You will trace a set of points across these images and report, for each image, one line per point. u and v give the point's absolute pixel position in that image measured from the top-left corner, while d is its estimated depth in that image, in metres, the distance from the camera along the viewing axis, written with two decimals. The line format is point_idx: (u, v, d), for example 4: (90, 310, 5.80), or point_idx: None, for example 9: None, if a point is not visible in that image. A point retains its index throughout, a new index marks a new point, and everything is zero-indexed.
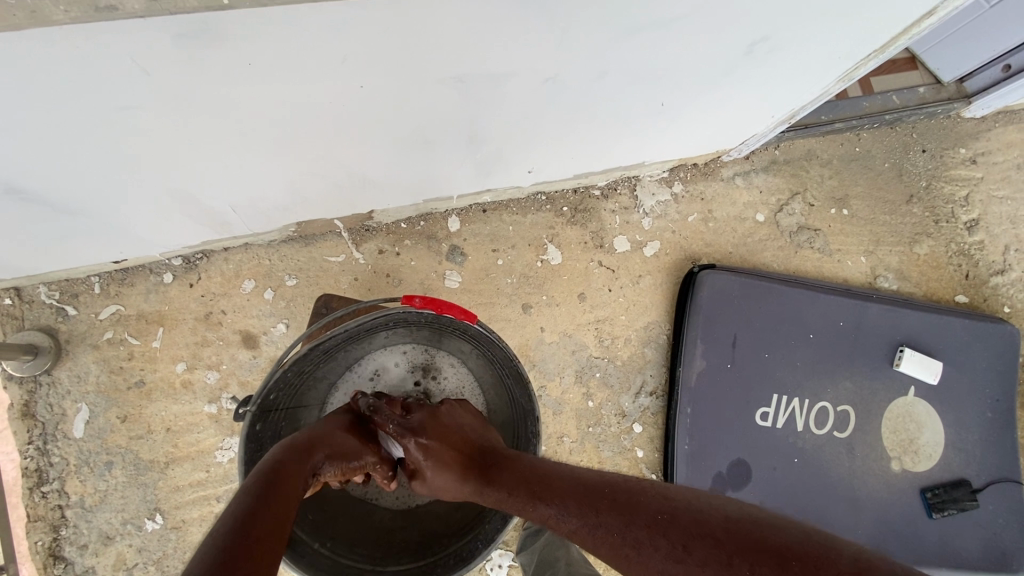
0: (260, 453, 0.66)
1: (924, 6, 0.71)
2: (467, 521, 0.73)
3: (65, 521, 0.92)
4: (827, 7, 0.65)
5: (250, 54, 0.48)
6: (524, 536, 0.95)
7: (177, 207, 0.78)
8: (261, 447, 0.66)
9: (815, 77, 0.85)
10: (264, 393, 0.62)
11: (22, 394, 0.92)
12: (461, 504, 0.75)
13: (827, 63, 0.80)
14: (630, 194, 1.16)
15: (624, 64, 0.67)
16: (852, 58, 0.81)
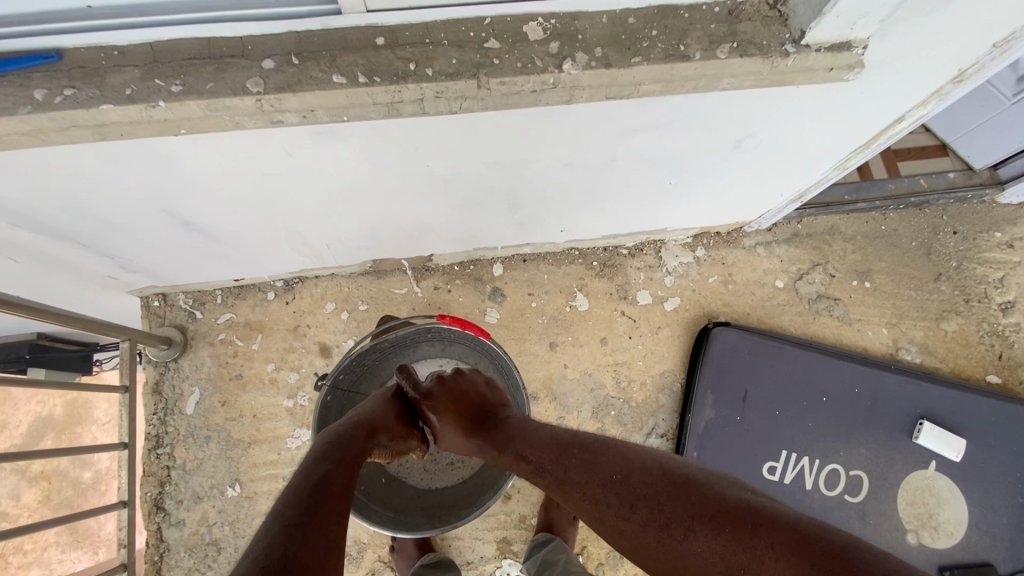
0: (326, 418, 0.86)
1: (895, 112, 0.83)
2: (476, 491, 0.85)
3: (169, 479, 1.15)
4: (803, 117, 0.80)
5: (350, 148, 0.71)
6: (531, 548, 1.08)
7: (287, 241, 1.04)
8: (326, 415, 0.86)
9: (811, 164, 0.98)
10: (337, 371, 0.83)
11: (155, 374, 1.19)
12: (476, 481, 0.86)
13: (817, 154, 0.94)
14: (655, 255, 1.31)
15: (632, 154, 0.85)
16: (840, 151, 0.95)
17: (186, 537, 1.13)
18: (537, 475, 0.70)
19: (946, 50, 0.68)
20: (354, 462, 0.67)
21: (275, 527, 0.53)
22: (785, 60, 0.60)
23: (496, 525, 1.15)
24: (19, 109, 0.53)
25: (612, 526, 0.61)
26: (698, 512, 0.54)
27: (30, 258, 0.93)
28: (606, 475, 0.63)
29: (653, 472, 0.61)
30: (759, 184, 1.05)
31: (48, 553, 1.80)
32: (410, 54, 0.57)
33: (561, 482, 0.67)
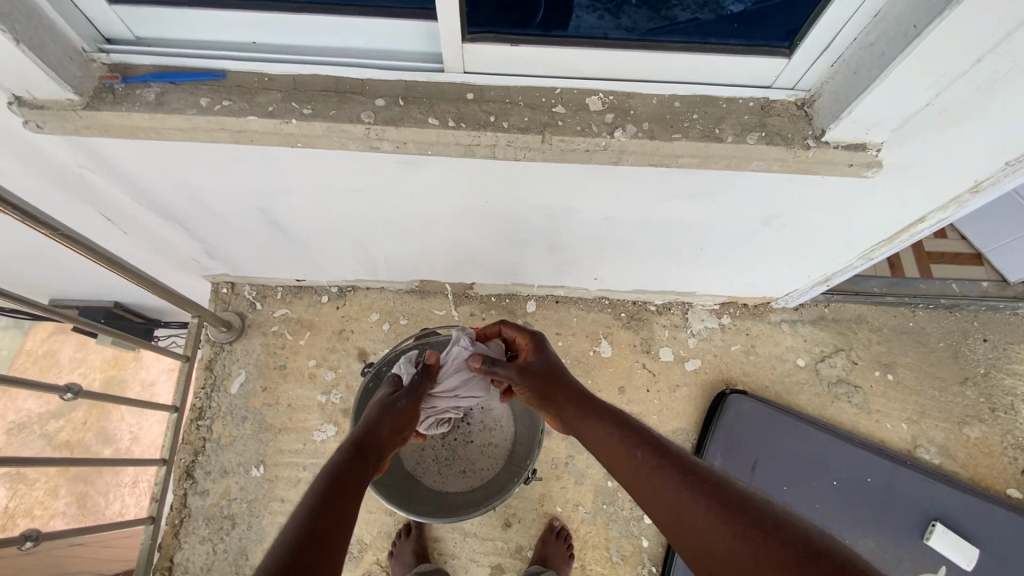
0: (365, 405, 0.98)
1: (917, 211, 0.91)
2: (480, 500, 0.90)
3: (203, 449, 1.25)
4: (828, 204, 0.88)
5: (426, 178, 0.84)
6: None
7: (351, 251, 1.17)
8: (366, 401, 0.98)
9: (837, 249, 1.06)
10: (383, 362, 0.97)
11: (211, 353, 1.32)
12: (482, 491, 0.92)
13: (842, 240, 1.02)
14: (682, 315, 1.38)
15: (667, 216, 0.95)
16: (865, 241, 1.02)
17: (207, 507, 1.21)
18: (616, 459, 0.67)
19: (960, 164, 0.77)
20: (378, 451, 0.73)
21: (308, 508, 0.60)
22: (807, 152, 0.70)
23: (492, 550, 1.19)
24: (186, 110, 0.68)
25: (686, 530, 0.57)
26: (800, 561, 0.49)
27: (138, 232, 1.09)
28: (707, 484, 0.59)
29: (761, 504, 0.56)
30: (786, 261, 1.12)
31: (54, 522, 1.77)
32: (492, 107, 0.69)
33: (646, 472, 0.63)
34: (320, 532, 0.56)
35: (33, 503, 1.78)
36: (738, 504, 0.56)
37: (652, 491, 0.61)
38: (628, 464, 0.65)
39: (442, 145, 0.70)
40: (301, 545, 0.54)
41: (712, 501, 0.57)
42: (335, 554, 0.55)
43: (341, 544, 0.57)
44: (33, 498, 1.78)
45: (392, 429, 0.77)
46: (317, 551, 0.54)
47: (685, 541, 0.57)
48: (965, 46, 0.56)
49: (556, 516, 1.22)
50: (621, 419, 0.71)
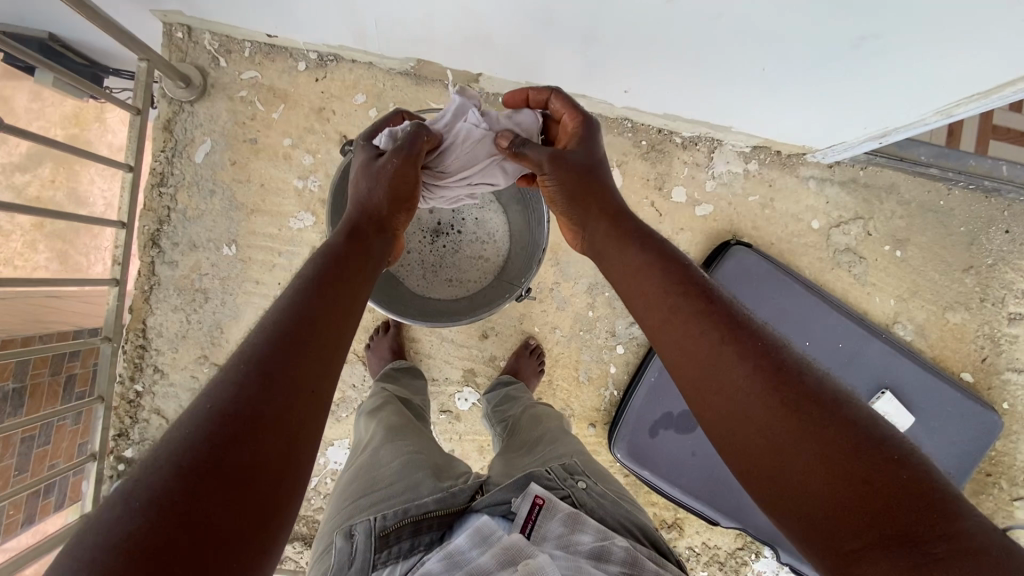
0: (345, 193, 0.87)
1: None
2: (465, 308, 0.86)
3: (168, 219, 1.15)
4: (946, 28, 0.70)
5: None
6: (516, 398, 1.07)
7: (335, 2, 0.93)
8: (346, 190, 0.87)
9: (917, 99, 0.89)
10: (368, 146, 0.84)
11: (168, 112, 1.13)
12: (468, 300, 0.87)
13: (931, 86, 0.84)
14: (707, 154, 1.23)
15: (741, 14, 0.75)
16: (956, 92, 0.85)
17: (177, 278, 1.16)
18: (651, 298, 0.60)
19: None
20: (376, 233, 0.67)
21: (296, 295, 0.54)
22: None
23: (466, 356, 1.22)
24: None
25: (717, 385, 0.52)
26: (848, 443, 0.46)
27: None
28: (757, 342, 0.53)
29: (810, 374, 0.51)
30: (852, 104, 0.95)
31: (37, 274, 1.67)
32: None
33: (685, 317, 0.56)
34: (308, 324, 0.52)
35: (12, 253, 1.68)
36: (786, 378, 0.50)
37: (689, 338, 0.55)
38: (665, 304, 0.59)
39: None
40: (289, 338, 0.50)
41: (757, 368, 0.51)
42: (326, 350, 0.52)
43: (331, 337, 0.53)
44: (11, 248, 1.68)
45: (388, 198, 0.69)
46: (302, 347, 0.50)
47: (714, 396, 0.52)
48: None
49: (532, 336, 1.23)
50: (665, 256, 0.63)
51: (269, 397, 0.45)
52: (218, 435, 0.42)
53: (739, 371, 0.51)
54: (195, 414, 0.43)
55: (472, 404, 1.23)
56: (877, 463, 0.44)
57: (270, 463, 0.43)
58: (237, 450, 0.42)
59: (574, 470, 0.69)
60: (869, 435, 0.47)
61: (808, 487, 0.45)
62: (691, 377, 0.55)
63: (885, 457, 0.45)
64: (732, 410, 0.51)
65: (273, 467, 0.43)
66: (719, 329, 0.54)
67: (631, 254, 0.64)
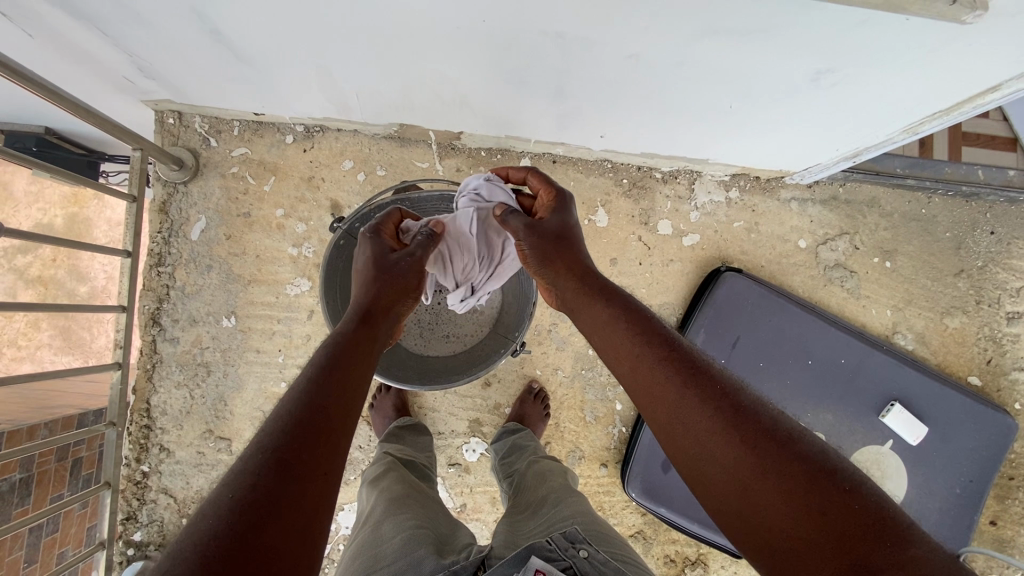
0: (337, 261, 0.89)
1: (988, 79, 0.77)
2: (464, 366, 0.88)
3: (167, 297, 1.17)
4: (892, 60, 0.73)
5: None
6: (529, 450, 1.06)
7: (317, 80, 0.98)
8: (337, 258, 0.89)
9: (881, 121, 0.93)
10: (356, 217, 0.87)
11: (163, 194, 1.17)
12: (466, 357, 0.89)
13: (891, 109, 0.88)
14: (687, 186, 1.27)
15: (699, 61, 0.79)
16: (915, 112, 0.89)
17: (178, 354, 1.17)
18: (620, 348, 0.62)
19: None
20: (387, 316, 0.68)
21: (307, 378, 0.55)
22: None
23: (471, 406, 1.22)
24: None
25: (683, 428, 0.54)
26: (806, 477, 0.48)
27: (46, 35, 0.87)
28: (717, 386, 0.55)
29: (768, 412, 0.54)
30: (821, 131, 0.99)
31: (41, 353, 1.71)
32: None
33: (650, 364, 0.59)
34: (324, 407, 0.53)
35: (15, 334, 1.71)
36: (745, 417, 0.52)
37: (654, 384, 0.58)
38: (632, 353, 0.61)
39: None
40: (309, 417, 0.51)
41: (719, 408, 0.53)
42: (344, 427, 0.53)
43: (345, 415, 0.54)
44: (16, 329, 1.71)
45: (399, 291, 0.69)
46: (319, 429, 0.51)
47: (681, 439, 0.54)
48: None
49: (535, 379, 1.23)
50: (630, 306, 0.66)
51: (292, 478, 0.46)
52: (245, 521, 0.43)
53: (701, 413, 0.53)
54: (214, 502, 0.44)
55: (481, 455, 1.22)
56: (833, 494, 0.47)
57: (291, 546, 0.44)
58: (256, 534, 0.42)
59: (576, 538, 0.67)
60: (823, 466, 0.49)
61: (775, 521, 0.47)
62: (660, 422, 0.57)
63: (841, 488, 0.47)
64: (698, 452, 0.53)
65: (292, 548, 0.44)
66: (682, 376, 0.56)
67: (597, 306, 0.67)
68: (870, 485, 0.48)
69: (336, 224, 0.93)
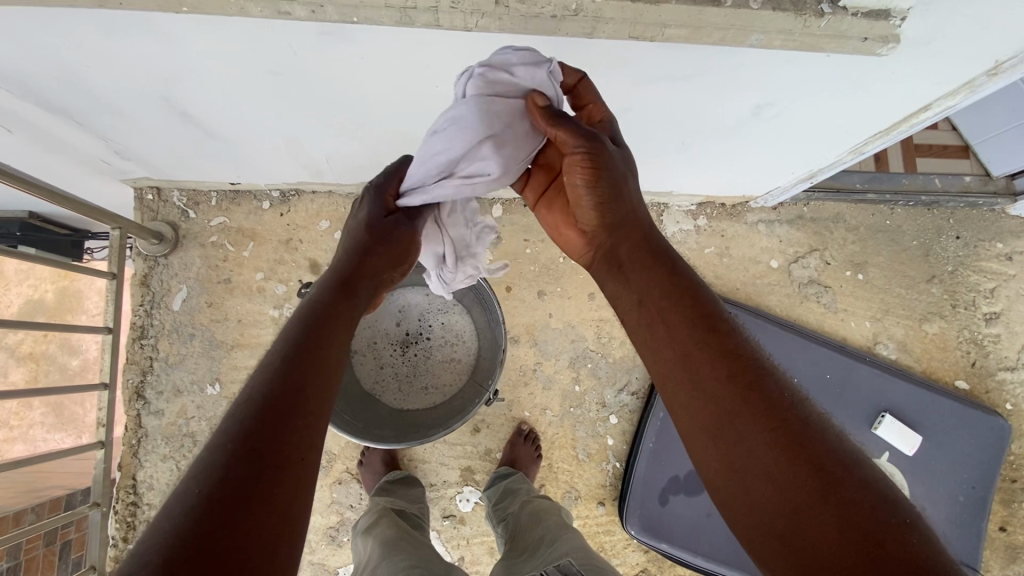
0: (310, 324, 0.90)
1: (917, 101, 0.81)
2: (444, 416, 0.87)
3: (151, 370, 1.17)
4: (822, 91, 0.78)
5: (359, 56, 0.69)
6: (521, 488, 1.06)
7: (287, 149, 1.02)
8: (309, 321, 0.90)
9: (828, 145, 0.97)
10: None
11: (144, 268, 1.19)
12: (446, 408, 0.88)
13: (835, 133, 0.92)
14: (656, 218, 1.30)
15: (645, 105, 0.83)
16: (858, 134, 0.93)
17: (163, 426, 1.17)
18: (671, 329, 0.57)
19: (972, 39, 0.67)
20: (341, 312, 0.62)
21: (272, 360, 0.53)
22: (818, 20, 0.58)
23: (462, 454, 1.21)
24: None
25: (732, 429, 0.51)
26: (865, 509, 0.45)
27: (23, 129, 0.91)
28: (779, 397, 0.51)
29: (817, 422, 0.51)
30: (773, 157, 1.03)
31: (33, 431, 1.69)
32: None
33: (709, 359, 0.54)
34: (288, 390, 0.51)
35: (6, 415, 1.69)
36: (805, 433, 0.49)
37: (712, 379, 0.53)
38: (689, 343, 0.55)
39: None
40: (268, 414, 0.48)
41: (780, 422, 0.50)
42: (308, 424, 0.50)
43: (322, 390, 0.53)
44: (6, 409, 1.69)
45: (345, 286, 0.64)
46: (286, 421, 0.49)
47: (732, 444, 0.50)
48: None
49: (524, 421, 1.23)
50: (690, 286, 0.60)
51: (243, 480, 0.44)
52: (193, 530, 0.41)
53: (761, 422, 0.50)
54: (179, 499, 0.43)
55: (475, 504, 1.20)
56: (873, 511, 0.45)
57: (258, 542, 0.42)
58: (227, 534, 0.42)
59: (569, 569, 0.72)
60: (881, 498, 0.46)
61: (823, 548, 0.44)
62: (702, 416, 0.52)
63: (898, 519, 0.45)
64: (750, 462, 0.49)
65: (268, 541, 0.43)
66: (745, 379, 0.52)
67: (651, 277, 0.61)
68: (906, 503, 0.47)
69: (303, 289, 0.94)
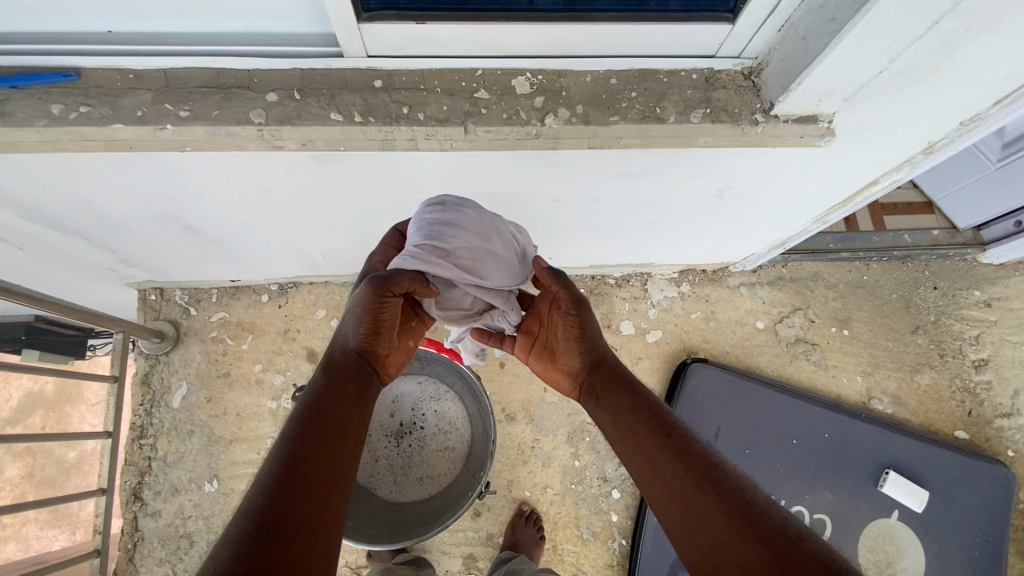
0: None
1: (864, 178, 0.88)
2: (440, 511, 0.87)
3: (149, 470, 1.17)
4: (775, 175, 0.85)
5: (347, 173, 0.76)
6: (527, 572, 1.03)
7: (285, 248, 1.08)
8: None
9: (791, 216, 1.03)
10: None
11: (146, 366, 1.22)
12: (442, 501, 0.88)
13: (795, 207, 0.98)
14: (641, 287, 1.35)
15: (615, 195, 0.89)
16: (818, 207, 0.99)
17: (160, 529, 1.15)
18: (638, 436, 0.63)
19: (905, 127, 0.73)
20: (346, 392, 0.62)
21: (294, 426, 0.57)
22: (754, 128, 0.63)
23: (463, 540, 1.18)
24: (35, 121, 0.54)
25: (689, 514, 0.55)
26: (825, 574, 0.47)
27: (35, 246, 0.96)
28: (727, 480, 0.57)
29: (765, 500, 0.55)
30: (742, 229, 1.09)
31: (27, 529, 1.65)
32: (406, 89, 0.59)
33: (660, 454, 0.60)
34: (315, 461, 0.55)
35: None
36: (756, 512, 0.53)
37: (663, 473, 0.59)
38: (642, 446, 0.62)
39: (367, 138, 0.60)
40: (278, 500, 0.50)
41: (731, 502, 0.54)
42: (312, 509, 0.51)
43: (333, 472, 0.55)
44: None
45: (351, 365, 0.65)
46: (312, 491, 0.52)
47: (691, 530, 0.55)
48: (902, 19, 0.49)
49: (525, 501, 1.21)
50: (642, 395, 0.67)
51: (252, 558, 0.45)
52: None
53: (714, 505, 0.54)
54: None
55: None
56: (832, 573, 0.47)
57: None
58: None
59: None
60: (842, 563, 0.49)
61: None
62: (663, 512, 0.57)
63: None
64: (710, 544, 0.53)
65: None
66: (694, 469, 0.58)
67: (615, 397, 0.68)
68: None
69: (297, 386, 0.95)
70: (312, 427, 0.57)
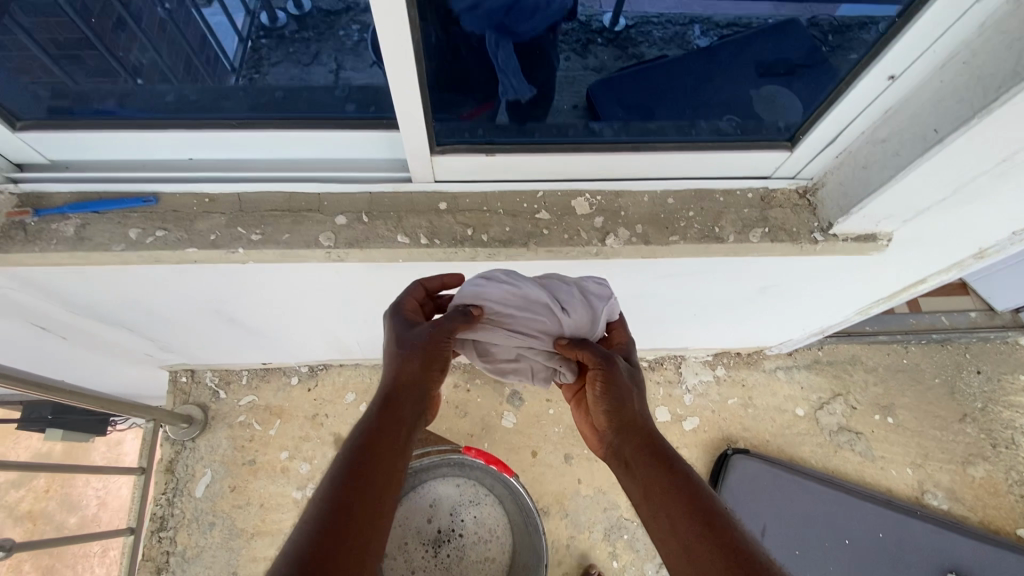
0: None
1: (907, 278, 0.88)
2: None
3: (166, 566, 1.12)
4: (817, 278, 0.85)
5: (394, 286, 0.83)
6: None
7: (321, 336, 1.07)
8: None
9: (830, 310, 1.03)
10: None
11: (171, 452, 1.19)
12: None
13: (835, 304, 0.98)
14: (675, 371, 1.32)
15: (658, 294, 0.90)
16: (858, 302, 0.99)
17: None
18: (675, 520, 0.54)
19: (952, 237, 0.73)
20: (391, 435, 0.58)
21: (340, 468, 0.54)
22: (812, 245, 0.69)
23: None
24: None
25: None
26: None
27: (78, 335, 0.97)
28: None
29: None
30: (779, 321, 1.08)
31: None
32: (459, 212, 0.69)
33: (704, 551, 0.51)
34: (382, 451, 0.56)
35: None
36: None
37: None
38: (679, 535, 0.53)
39: (429, 253, 0.67)
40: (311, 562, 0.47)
41: None
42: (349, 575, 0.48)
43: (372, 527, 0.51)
44: None
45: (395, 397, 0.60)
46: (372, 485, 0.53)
47: None
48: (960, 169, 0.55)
49: None
50: (684, 475, 0.57)
51: None
52: None
53: None
54: None
55: None
56: None
57: None
58: None
59: None
60: None
61: None
62: None
63: None
64: None
65: None
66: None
67: (651, 469, 0.58)
68: None
69: None
70: (355, 474, 0.54)
